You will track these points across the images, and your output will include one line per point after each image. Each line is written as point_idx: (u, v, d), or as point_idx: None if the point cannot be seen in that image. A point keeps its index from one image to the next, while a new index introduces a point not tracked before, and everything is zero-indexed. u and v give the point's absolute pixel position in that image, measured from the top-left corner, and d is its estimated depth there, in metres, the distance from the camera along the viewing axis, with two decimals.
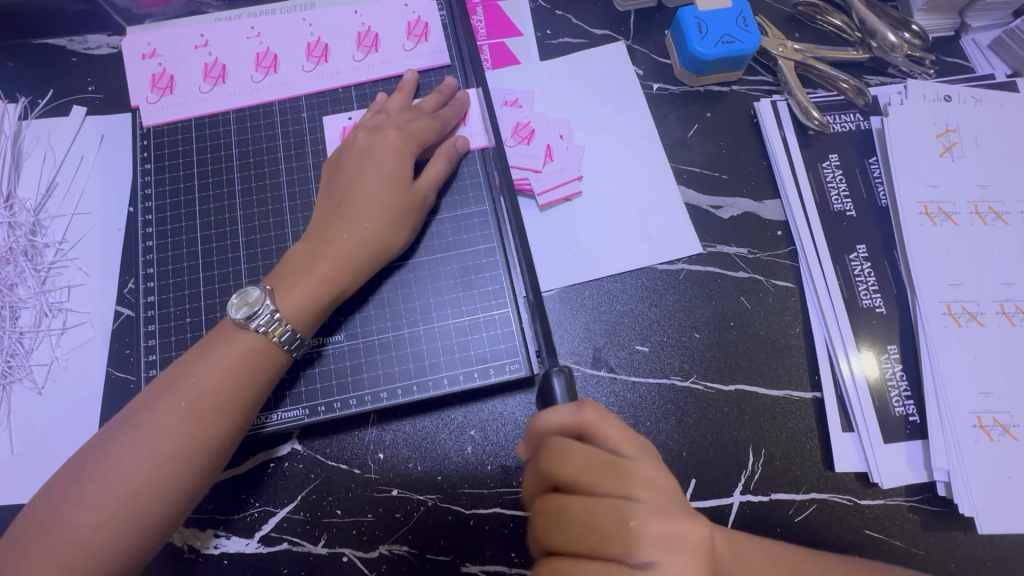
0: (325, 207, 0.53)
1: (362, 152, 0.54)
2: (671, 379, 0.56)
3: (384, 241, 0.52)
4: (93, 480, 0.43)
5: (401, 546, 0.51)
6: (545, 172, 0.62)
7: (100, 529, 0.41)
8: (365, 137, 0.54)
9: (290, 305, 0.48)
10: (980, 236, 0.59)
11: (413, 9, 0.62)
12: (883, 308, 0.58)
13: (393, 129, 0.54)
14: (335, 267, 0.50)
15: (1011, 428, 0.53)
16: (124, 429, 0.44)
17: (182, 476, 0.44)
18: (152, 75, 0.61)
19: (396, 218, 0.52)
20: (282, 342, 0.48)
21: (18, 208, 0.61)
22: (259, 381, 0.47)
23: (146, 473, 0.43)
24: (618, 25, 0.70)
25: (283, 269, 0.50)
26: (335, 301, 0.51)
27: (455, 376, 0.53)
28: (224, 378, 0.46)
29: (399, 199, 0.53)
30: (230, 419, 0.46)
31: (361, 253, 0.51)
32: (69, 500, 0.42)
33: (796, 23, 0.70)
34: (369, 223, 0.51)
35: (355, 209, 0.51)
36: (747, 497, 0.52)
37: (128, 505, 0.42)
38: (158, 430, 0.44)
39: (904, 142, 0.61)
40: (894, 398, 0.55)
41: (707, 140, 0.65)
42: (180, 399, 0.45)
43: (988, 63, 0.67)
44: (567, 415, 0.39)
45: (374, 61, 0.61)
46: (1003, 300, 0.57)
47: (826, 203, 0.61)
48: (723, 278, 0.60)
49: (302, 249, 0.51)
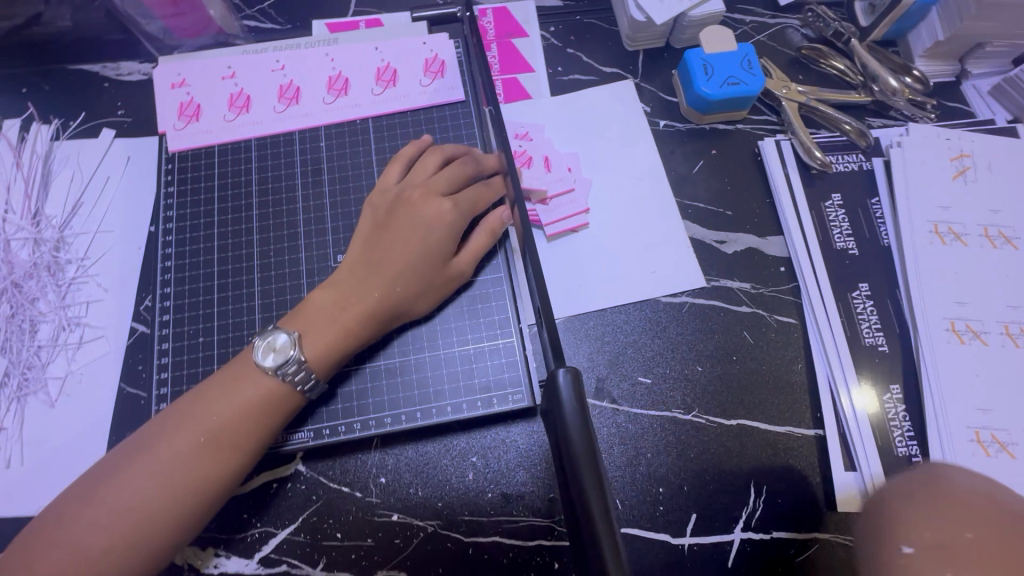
0: (359, 254, 0.54)
1: (416, 213, 0.55)
2: (673, 413, 0.56)
3: (405, 305, 0.54)
4: (103, 503, 0.43)
5: (398, 573, 0.51)
6: (552, 204, 0.63)
7: (106, 554, 0.42)
8: (419, 197, 0.56)
9: (313, 354, 0.49)
10: (989, 258, 0.60)
11: (431, 47, 0.65)
12: (885, 346, 0.58)
13: (448, 201, 0.55)
14: (359, 320, 0.51)
15: (1010, 446, 0.54)
16: (136, 455, 0.45)
17: (190, 507, 0.44)
18: (181, 103, 0.64)
19: (429, 289, 0.54)
20: (299, 385, 0.49)
21: (44, 225, 0.63)
22: (273, 420, 0.48)
23: (156, 501, 0.44)
24: (628, 64, 0.72)
25: (308, 312, 0.51)
26: (355, 349, 0.52)
27: (458, 404, 0.54)
28: (240, 416, 0.47)
29: (435, 263, 0.54)
30: (241, 455, 0.47)
31: (386, 310, 0.53)
32: (75, 525, 0.43)
33: (800, 65, 0.72)
34: (403, 286, 0.53)
35: (390, 268, 0.53)
36: (749, 535, 0.52)
37: (136, 531, 0.43)
38: (172, 460, 0.45)
39: (918, 163, 0.63)
40: (897, 438, 0.55)
41: (712, 176, 0.66)
42: (196, 430, 0.46)
43: (988, 108, 0.69)
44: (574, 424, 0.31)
45: (392, 95, 0.64)
46: (1008, 322, 0.58)
47: (829, 241, 0.62)
48: (726, 312, 0.60)
49: (327, 297, 0.52)
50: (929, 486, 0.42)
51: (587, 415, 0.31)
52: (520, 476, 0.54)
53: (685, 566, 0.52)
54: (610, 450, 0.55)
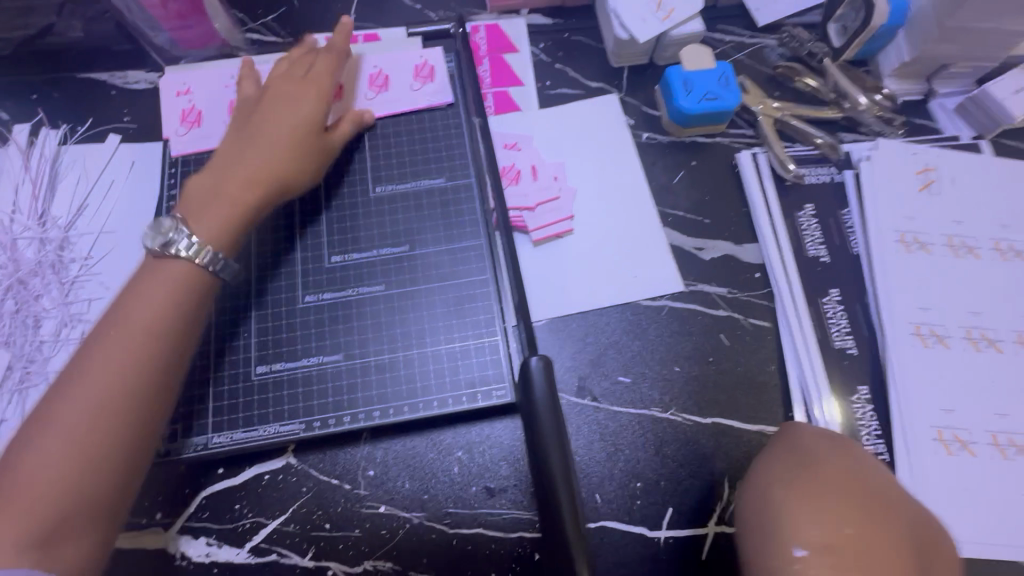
0: (229, 147, 0.58)
1: (280, 95, 0.61)
2: (651, 410, 0.59)
3: (291, 180, 0.58)
4: (44, 426, 0.45)
5: (385, 562, 0.53)
6: (538, 210, 0.66)
7: (63, 465, 0.44)
8: (280, 79, 0.63)
9: (204, 225, 0.53)
10: (952, 266, 0.63)
11: (420, 55, 0.69)
12: (854, 349, 0.61)
13: (302, 79, 0.63)
14: (247, 194, 0.55)
15: (970, 444, 0.57)
16: (65, 388, 0.46)
17: (126, 401, 0.46)
18: (182, 110, 0.67)
19: (307, 159, 0.60)
20: (207, 264, 0.52)
21: (50, 225, 0.65)
22: (190, 304, 0.51)
23: (90, 402, 0.45)
24: (613, 79, 0.76)
25: (193, 199, 0.55)
26: (249, 224, 0.56)
27: (444, 399, 0.57)
28: (155, 308, 0.49)
29: (306, 141, 0.60)
30: (162, 339, 0.49)
31: (273, 182, 0.57)
32: (23, 465, 0.44)
33: (776, 83, 0.75)
34: (281, 155, 0.58)
35: (262, 144, 0.58)
36: (722, 528, 0.54)
37: (85, 444, 0.44)
38: (99, 363, 0.47)
39: (886, 177, 0.67)
40: (864, 436, 0.58)
41: (692, 186, 0.69)
42: (117, 332, 0.48)
43: (954, 126, 0.72)
44: (543, 396, 0.40)
45: (385, 99, 0.67)
46: (970, 327, 0.61)
47: (802, 249, 0.65)
48: (703, 315, 0.63)
49: (207, 179, 0.56)
50: (801, 467, 0.49)
51: (556, 398, 0.40)
52: (503, 470, 0.56)
53: (661, 557, 0.54)
54: (590, 447, 0.57)
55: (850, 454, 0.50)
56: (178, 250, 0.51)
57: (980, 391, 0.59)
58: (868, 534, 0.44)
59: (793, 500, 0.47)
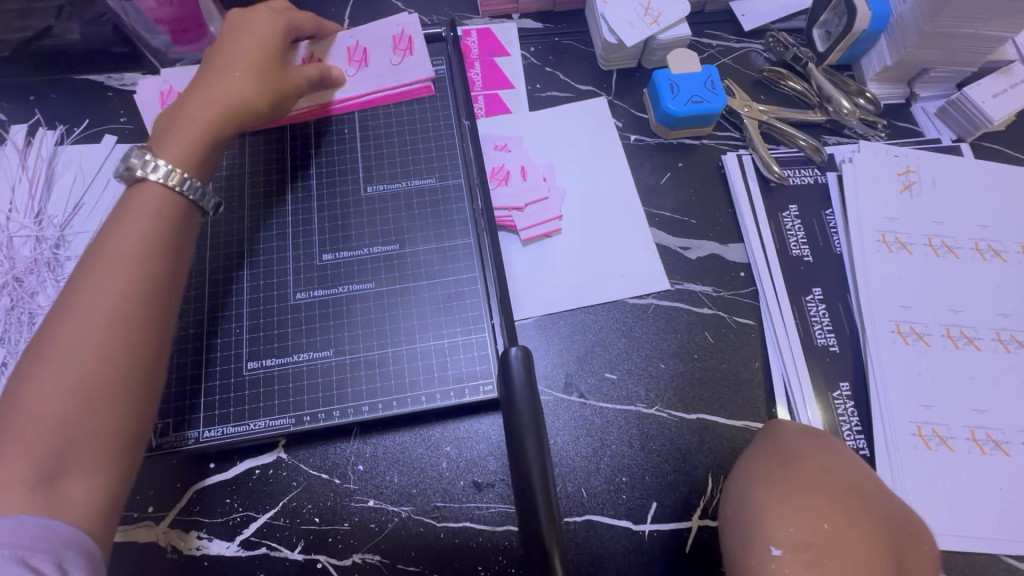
0: (194, 79, 0.57)
1: (240, 24, 0.60)
2: (637, 406, 0.60)
3: (255, 106, 0.57)
4: (40, 371, 0.41)
5: (373, 555, 0.54)
6: (527, 210, 0.67)
7: (78, 400, 0.41)
8: (241, 14, 0.61)
9: (171, 148, 0.52)
10: (932, 265, 0.65)
11: (398, 23, 0.68)
12: (836, 346, 0.62)
13: (267, 12, 0.62)
14: (209, 115, 0.54)
15: (949, 439, 0.58)
16: (57, 327, 0.43)
17: (135, 328, 0.44)
18: (160, 93, 0.66)
19: (270, 85, 0.58)
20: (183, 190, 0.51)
21: (46, 223, 0.66)
22: (177, 226, 0.50)
23: (94, 333, 0.43)
24: (602, 82, 0.77)
25: (158, 130, 0.54)
26: (214, 146, 0.55)
27: (432, 394, 0.57)
28: (147, 234, 0.48)
29: (270, 66, 0.59)
30: (160, 261, 0.48)
31: (237, 106, 0.56)
32: (17, 412, 0.40)
33: (761, 87, 0.77)
34: (244, 79, 0.57)
35: (224, 70, 0.57)
36: (705, 522, 0.55)
37: (94, 377, 0.42)
38: (92, 298, 0.44)
39: (868, 178, 0.68)
40: (845, 432, 0.59)
41: (678, 187, 0.71)
42: (106, 264, 0.45)
43: (935, 129, 0.74)
44: (523, 386, 0.41)
45: (365, 76, 0.67)
46: (949, 325, 0.62)
47: (786, 249, 0.66)
48: (689, 314, 0.64)
49: (171, 110, 0.56)
50: (781, 467, 0.50)
51: (536, 389, 0.42)
52: (490, 464, 0.57)
53: (646, 551, 0.54)
54: (576, 442, 0.58)
55: (828, 450, 0.51)
56: (153, 183, 0.50)
57: (958, 388, 0.60)
58: (846, 531, 0.44)
59: (773, 500, 0.47)
